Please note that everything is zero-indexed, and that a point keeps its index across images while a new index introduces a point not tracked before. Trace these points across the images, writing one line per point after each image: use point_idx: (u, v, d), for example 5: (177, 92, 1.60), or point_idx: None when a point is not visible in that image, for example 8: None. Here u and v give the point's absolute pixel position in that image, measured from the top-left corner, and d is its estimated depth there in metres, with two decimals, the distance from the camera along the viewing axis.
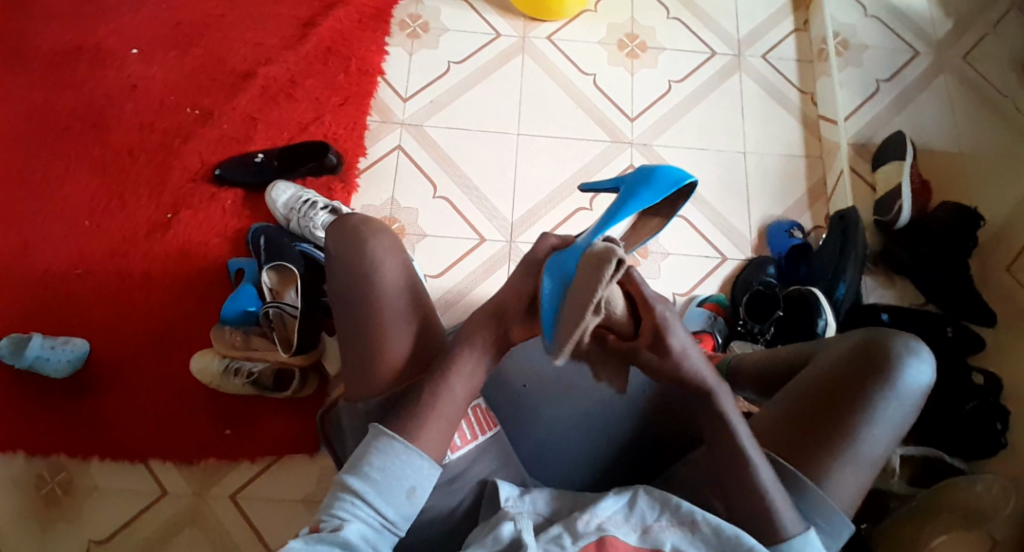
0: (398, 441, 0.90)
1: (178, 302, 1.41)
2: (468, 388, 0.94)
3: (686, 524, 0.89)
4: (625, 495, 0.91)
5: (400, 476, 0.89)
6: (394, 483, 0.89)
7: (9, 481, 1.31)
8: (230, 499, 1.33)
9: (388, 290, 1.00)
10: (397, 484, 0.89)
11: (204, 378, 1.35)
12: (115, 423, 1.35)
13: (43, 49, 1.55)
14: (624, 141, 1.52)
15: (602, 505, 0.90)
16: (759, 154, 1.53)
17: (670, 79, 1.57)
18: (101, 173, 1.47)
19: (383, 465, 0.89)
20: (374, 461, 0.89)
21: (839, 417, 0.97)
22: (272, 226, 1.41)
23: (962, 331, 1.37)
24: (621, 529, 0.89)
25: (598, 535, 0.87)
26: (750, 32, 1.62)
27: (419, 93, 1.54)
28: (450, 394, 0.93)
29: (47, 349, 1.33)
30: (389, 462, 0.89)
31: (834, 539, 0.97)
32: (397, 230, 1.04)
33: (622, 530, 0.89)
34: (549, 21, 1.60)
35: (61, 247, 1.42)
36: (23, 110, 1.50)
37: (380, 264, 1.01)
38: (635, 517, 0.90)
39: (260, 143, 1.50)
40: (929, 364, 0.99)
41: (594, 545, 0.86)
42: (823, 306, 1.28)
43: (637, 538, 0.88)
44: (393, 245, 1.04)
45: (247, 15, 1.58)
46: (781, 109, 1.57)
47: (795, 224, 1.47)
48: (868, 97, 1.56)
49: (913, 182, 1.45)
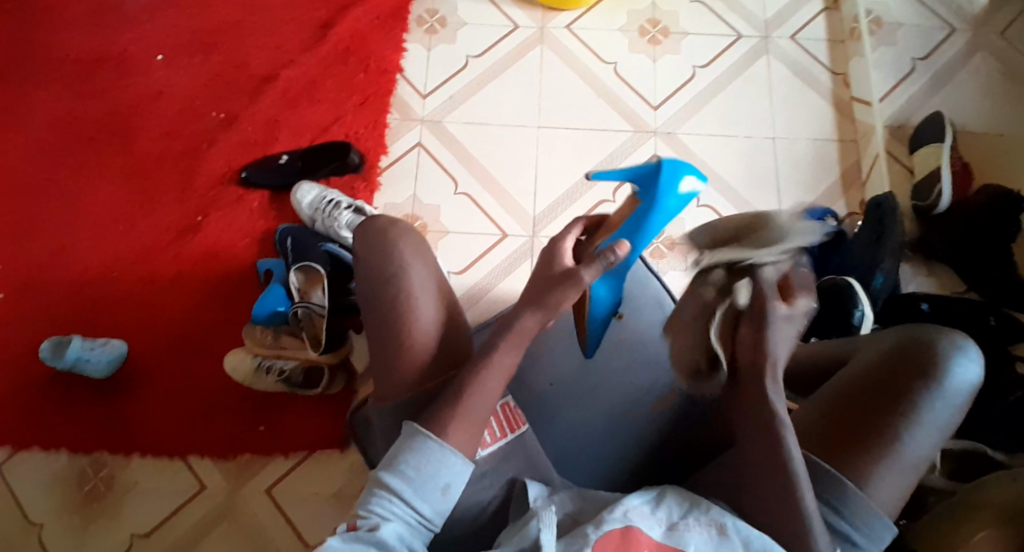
0: (432, 439, 0.89)
1: (210, 303, 1.45)
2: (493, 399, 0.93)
3: (716, 526, 0.87)
4: (651, 492, 0.91)
5: (435, 474, 0.89)
6: (429, 482, 0.88)
7: (55, 478, 1.37)
8: (266, 494, 1.36)
9: (416, 288, 1.00)
10: (433, 482, 0.89)
11: (237, 377, 1.37)
12: (152, 422, 1.39)
13: (75, 59, 1.59)
14: (647, 131, 1.49)
15: (629, 497, 0.89)
16: (788, 140, 1.48)
17: (693, 65, 1.53)
18: (134, 179, 1.51)
19: (419, 463, 0.89)
20: (411, 460, 0.89)
21: (880, 417, 0.95)
22: (299, 227, 1.44)
23: (1006, 319, 1.31)
24: (647, 521, 0.87)
25: (623, 524, 0.86)
26: (777, 12, 1.57)
27: (438, 89, 1.53)
28: (482, 401, 0.92)
29: (86, 350, 1.37)
30: (424, 460, 0.89)
31: (875, 544, 0.93)
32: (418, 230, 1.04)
33: (648, 522, 0.87)
34: (568, 11, 1.58)
35: (98, 252, 1.47)
36: (58, 119, 1.55)
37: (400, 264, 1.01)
38: (662, 513, 0.89)
39: (284, 145, 1.52)
40: (976, 364, 0.97)
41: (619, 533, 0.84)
42: (860, 297, 1.24)
43: (663, 530, 0.87)
44: (417, 246, 1.04)
45: (269, 18, 1.60)
46: (809, 90, 1.51)
47: (829, 212, 1.40)
48: (905, 76, 1.50)
49: (953, 165, 1.38)
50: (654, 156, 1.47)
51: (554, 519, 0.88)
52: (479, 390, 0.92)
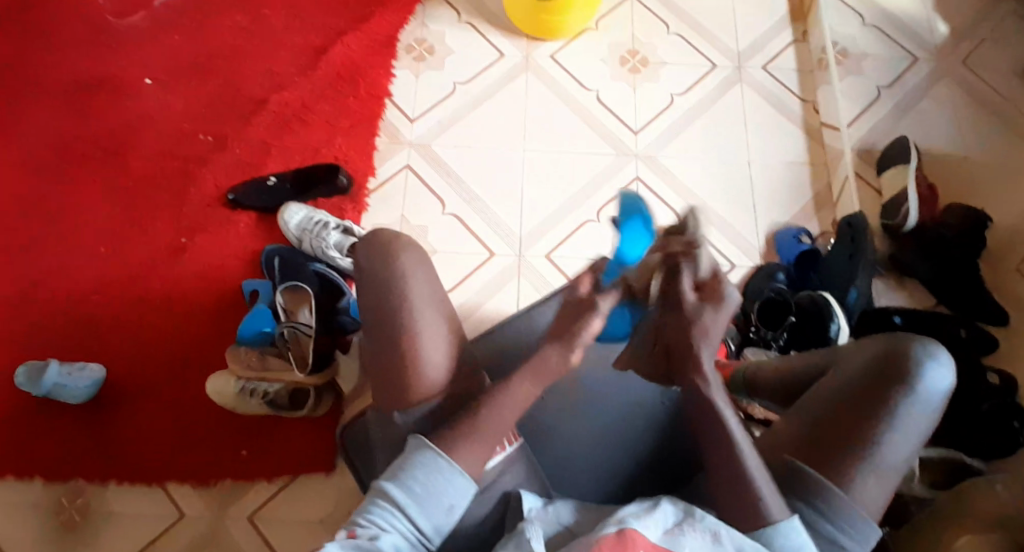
0: (443, 458, 0.90)
1: (195, 324, 1.43)
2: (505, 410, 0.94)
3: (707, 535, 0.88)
4: (647, 500, 0.92)
5: (441, 493, 0.90)
6: (434, 500, 0.89)
7: (28, 506, 1.32)
8: (248, 520, 1.33)
9: (423, 305, 1.01)
10: (438, 501, 0.89)
11: (220, 400, 1.35)
12: (133, 446, 1.36)
13: (60, 82, 1.58)
14: (629, 154, 1.54)
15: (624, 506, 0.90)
16: (763, 164, 1.54)
17: (673, 92, 1.59)
18: (118, 200, 1.50)
19: (427, 481, 0.90)
20: (417, 476, 0.90)
21: (861, 424, 0.98)
22: (286, 247, 1.44)
23: (976, 332, 1.37)
24: (643, 523, 0.88)
25: (617, 528, 0.86)
26: (750, 45, 1.65)
27: (426, 114, 1.57)
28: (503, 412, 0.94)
29: (64, 376, 1.33)
30: (430, 478, 0.90)
31: (861, 545, 0.96)
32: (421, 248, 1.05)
33: (644, 523, 0.88)
34: (552, 40, 1.63)
35: (78, 274, 1.44)
36: (40, 140, 1.53)
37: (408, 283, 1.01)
38: (658, 516, 0.89)
39: (273, 167, 1.52)
40: (947, 367, 1.00)
41: (613, 535, 0.83)
42: (837, 312, 1.29)
43: (660, 533, 0.87)
44: (421, 260, 1.05)
45: (258, 44, 1.62)
46: (782, 116, 1.59)
47: (802, 231, 1.47)
48: (870, 104, 1.58)
49: (920, 186, 1.45)
50: (636, 178, 1.52)
51: (539, 532, 0.89)
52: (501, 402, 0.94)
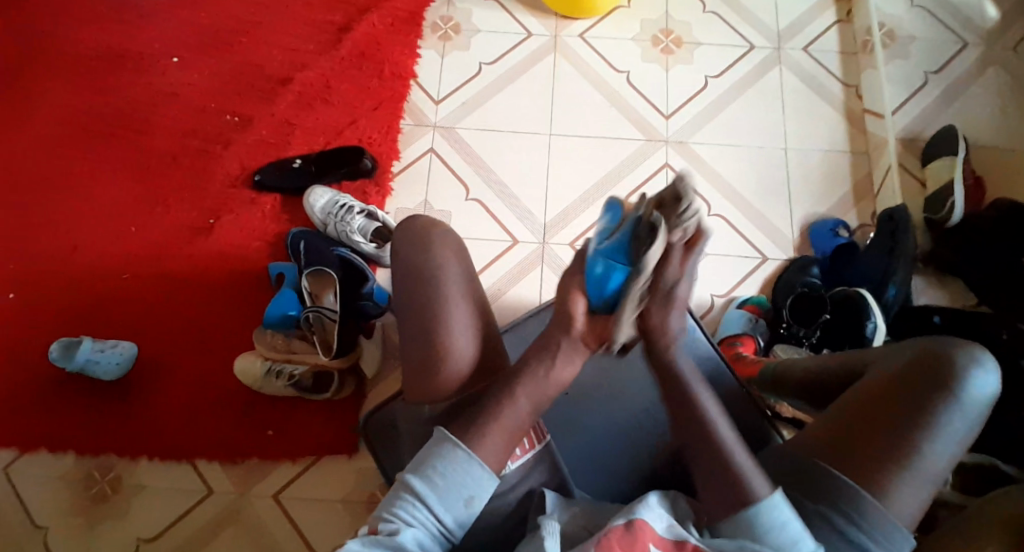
0: (460, 449, 0.89)
1: (220, 304, 1.44)
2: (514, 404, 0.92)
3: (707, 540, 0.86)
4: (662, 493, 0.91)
5: (459, 485, 0.89)
6: (454, 491, 0.88)
7: (62, 479, 1.36)
8: (273, 499, 1.36)
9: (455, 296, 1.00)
10: (457, 493, 0.88)
11: (246, 380, 1.37)
12: (161, 423, 1.39)
13: (89, 60, 1.59)
14: (659, 139, 1.49)
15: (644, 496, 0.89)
16: (801, 151, 1.49)
17: (706, 75, 1.54)
18: (147, 179, 1.51)
19: (446, 472, 0.89)
20: (437, 467, 0.89)
21: (899, 429, 0.94)
22: (310, 230, 1.44)
23: (1018, 332, 1.31)
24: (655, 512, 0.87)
25: (626, 519, 0.84)
26: (790, 24, 1.58)
27: (451, 96, 1.54)
28: (515, 405, 0.92)
29: (95, 352, 1.37)
30: (449, 469, 0.89)
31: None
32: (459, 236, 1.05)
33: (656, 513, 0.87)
34: (581, 19, 1.58)
35: (108, 253, 1.47)
36: (71, 118, 1.55)
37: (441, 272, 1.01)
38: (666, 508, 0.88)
39: (297, 149, 1.52)
40: (993, 375, 0.96)
41: (622, 528, 0.83)
42: (873, 308, 1.24)
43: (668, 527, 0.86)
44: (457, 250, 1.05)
45: (283, 22, 1.60)
46: (822, 101, 1.52)
47: (840, 223, 1.42)
48: (917, 90, 1.50)
49: (966, 178, 1.38)
50: (666, 165, 1.48)
51: (555, 529, 0.89)
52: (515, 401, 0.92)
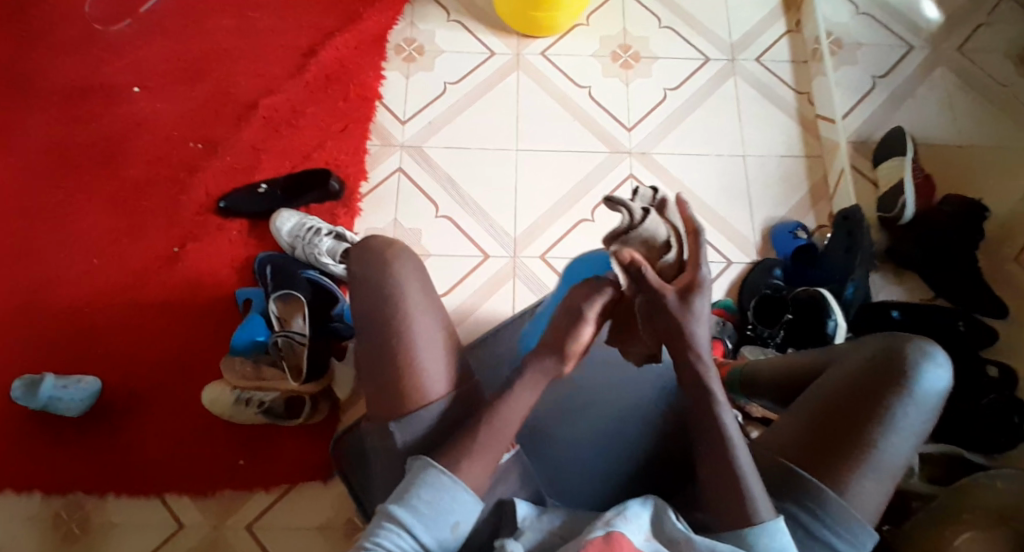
0: (445, 475, 0.89)
1: (189, 333, 1.42)
2: (513, 427, 0.93)
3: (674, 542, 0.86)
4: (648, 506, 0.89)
5: (446, 510, 0.88)
6: (441, 517, 0.88)
7: (27, 520, 1.32)
8: (247, 529, 1.33)
9: (418, 317, 0.99)
10: (443, 519, 0.88)
11: (216, 409, 1.34)
12: (131, 457, 1.35)
13: (45, 90, 1.56)
14: (624, 151, 1.52)
15: (631, 508, 0.87)
16: (759, 157, 1.53)
17: (665, 87, 1.58)
18: (108, 208, 1.48)
19: (431, 498, 0.88)
20: (422, 494, 0.89)
21: (857, 426, 0.96)
22: (278, 254, 1.42)
23: (974, 324, 1.35)
24: (630, 526, 0.86)
25: (603, 531, 0.83)
26: (743, 36, 1.63)
27: (417, 115, 1.55)
28: (498, 430, 0.92)
29: (60, 388, 1.33)
30: (435, 496, 0.89)
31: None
32: (416, 253, 1.04)
33: (630, 527, 0.86)
34: (543, 37, 1.61)
35: (70, 285, 1.43)
36: (28, 149, 1.52)
37: (403, 292, 1.00)
38: (642, 521, 0.87)
39: (264, 173, 1.51)
40: (944, 369, 0.99)
41: (600, 539, 0.82)
42: (834, 308, 1.26)
43: (642, 537, 0.86)
44: (416, 268, 1.04)
45: (245, 47, 1.60)
46: (777, 109, 1.57)
47: (799, 225, 1.46)
48: (865, 95, 1.56)
49: (915, 178, 1.44)
50: (631, 175, 1.51)
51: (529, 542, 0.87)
52: (495, 418, 0.92)
